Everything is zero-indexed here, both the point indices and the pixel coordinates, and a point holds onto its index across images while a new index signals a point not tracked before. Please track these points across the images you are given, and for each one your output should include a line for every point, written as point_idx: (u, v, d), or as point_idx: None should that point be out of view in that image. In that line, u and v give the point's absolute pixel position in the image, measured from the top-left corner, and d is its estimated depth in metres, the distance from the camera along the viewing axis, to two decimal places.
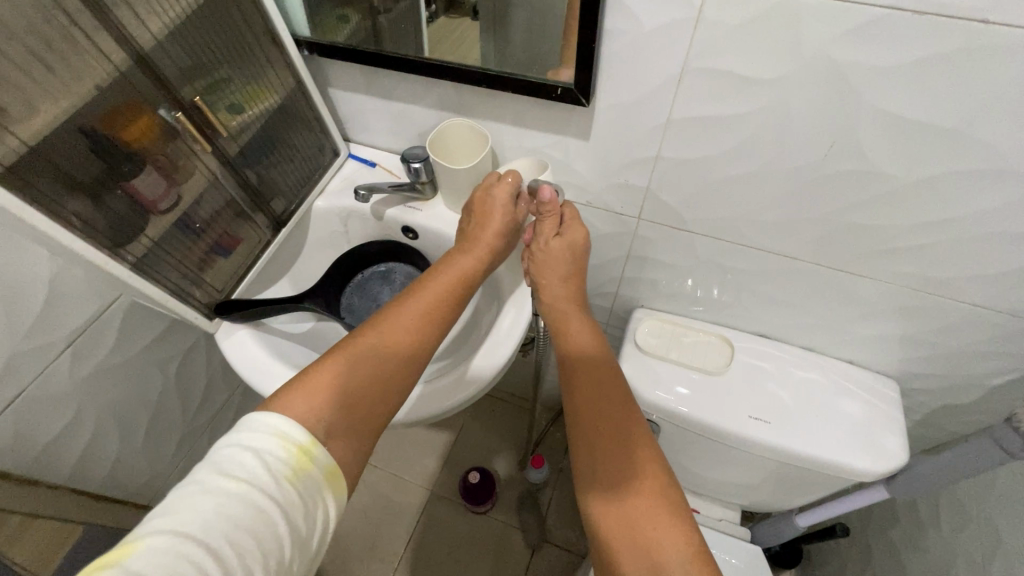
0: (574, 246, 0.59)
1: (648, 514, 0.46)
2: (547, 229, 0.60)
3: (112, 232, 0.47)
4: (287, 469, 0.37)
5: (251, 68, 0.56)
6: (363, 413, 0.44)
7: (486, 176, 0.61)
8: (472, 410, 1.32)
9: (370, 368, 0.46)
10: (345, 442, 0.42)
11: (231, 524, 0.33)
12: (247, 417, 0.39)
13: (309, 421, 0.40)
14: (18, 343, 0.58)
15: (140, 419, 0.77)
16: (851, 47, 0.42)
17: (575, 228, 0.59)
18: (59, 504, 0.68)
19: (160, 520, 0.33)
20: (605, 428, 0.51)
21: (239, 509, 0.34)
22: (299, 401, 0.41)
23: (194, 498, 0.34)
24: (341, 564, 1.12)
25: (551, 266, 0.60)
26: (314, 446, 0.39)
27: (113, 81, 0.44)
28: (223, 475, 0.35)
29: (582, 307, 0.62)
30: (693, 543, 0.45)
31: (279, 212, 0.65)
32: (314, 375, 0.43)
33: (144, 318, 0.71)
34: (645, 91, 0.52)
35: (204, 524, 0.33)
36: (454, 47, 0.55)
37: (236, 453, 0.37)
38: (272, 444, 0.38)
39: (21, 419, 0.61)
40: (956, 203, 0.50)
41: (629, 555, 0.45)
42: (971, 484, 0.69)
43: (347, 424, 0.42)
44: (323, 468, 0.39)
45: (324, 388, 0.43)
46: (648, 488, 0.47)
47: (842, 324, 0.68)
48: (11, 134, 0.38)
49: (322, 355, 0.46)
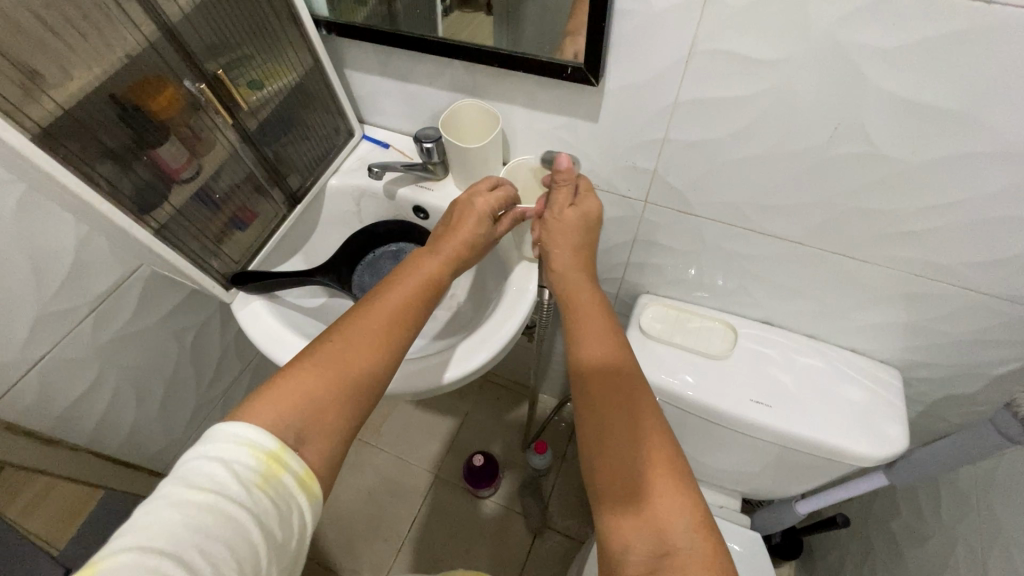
0: (587, 216, 0.61)
1: (652, 486, 0.46)
2: (561, 200, 0.61)
3: (137, 197, 0.49)
4: (257, 476, 0.38)
5: (271, 46, 0.58)
6: (343, 409, 0.44)
7: (474, 186, 0.63)
8: (478, 396, 1.34)
9: (351, 362, 0.47)
10: (321, 445, 0.42)
11: (201, 535, 0.34)
12: (215, 428, 0.39)
13: (278, 429, 0.41)
14: (44, 305, 0.60)
15: (155, 389, 0.80)
16: (857, 27, 0.43)
17: (590, 200, 0.62)
18: (76, 465, 0.72)
19: (126, 538, 0.33)
20: (615, 402, 0.51)
21: (208, 519, 0.34)
22: (268, 409, 0.41)
23: (160, 513, 0.34)
24: (345, 541, 1.15)
25: (564, 235, 0.61)
26: (284, 452, 0.40)
27: (143, 51, 0.46)
28: (190, 487, 0.35)
29: (592, 279, 0.63)
30: (697, 514, 0.45)
31: (295, 188, 0.67)
32: (301, 368, 0.45)
33: (163, 288, 0.74)
34: (654, 72, 0.53)
35: (172, 537, 0.33)
36: (470, 33, 0.56)
37: (204, 464, 0.37)
38: (240, 452, 0.38)
39: (44, 381, 0.64)
40: (961, 187, 0.50)
41: (631, 522, 0.46)
42: (973, 474, 0.69)
43: (321, 426, 0.43)
44: (294, 475, 0.39)
45: (300, 389, 0.43)
46: (655, 463, 0.47)
47: (845, 311, 0.69)
48: (47, 97, 0.41)
49: (302, 352, 0.46)
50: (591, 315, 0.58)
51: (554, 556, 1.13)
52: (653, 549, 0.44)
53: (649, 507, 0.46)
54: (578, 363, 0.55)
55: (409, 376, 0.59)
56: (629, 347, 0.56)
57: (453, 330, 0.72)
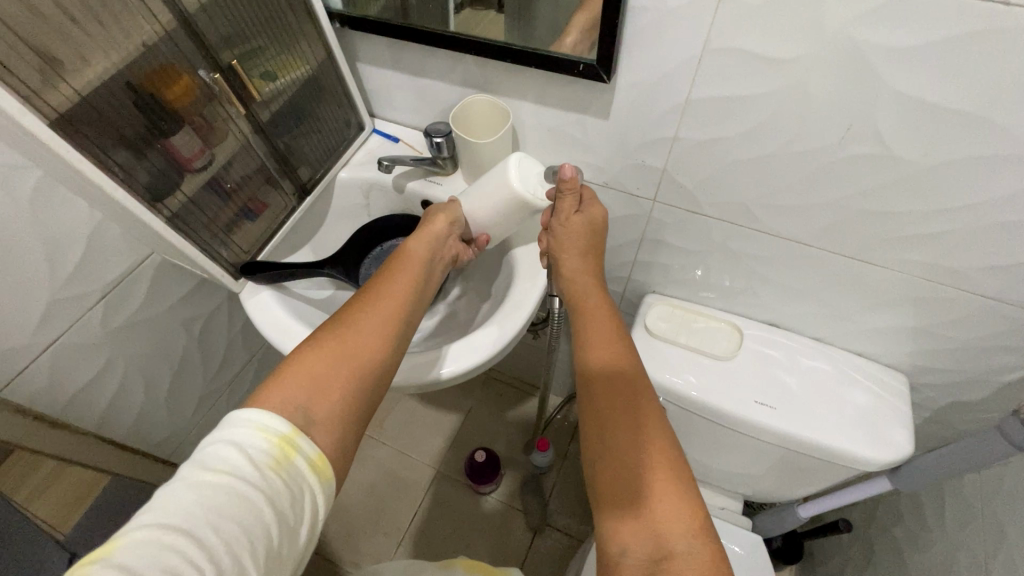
0: (593, 222, 0.61)
1: (651, 488, 0.46)
2: (565, 208, 0.60)
3: (150, 185, 0.50)
4: (270, 459, 0.38)
5: (286, 39, 0.58)
6: (348, 393, 0.45)
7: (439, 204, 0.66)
8: (480, 393, 1.34)
9: (354, 350, 0.47)
10: (331, 430, 0.42)
11: (215, 513, 0.34)
12: (231, 414, 0.40)
13: (287, 411, 0.41)
14: (57, 290, 0.61)
15: (163, 376, 0.80)
16: (870, 28, 0.43)
17: (595, 207, 0.62)
18: (86, 450, 0.72)
19: (145, 516, 0.33)
20: (615, 401, 0.52)
21: (223, 499, 0.34)
22: (276, 395, 0.42)
23: (177, 494, 0.34)
24: (346, 534, 1.15)
25: (572, 241, 0.61)
26: (297, 436, 0.40)
27: (159, 40, 0.47)
28: (206, 469, 0.36)
29: (598, 282, 0.63)
30: (697, 518, 0.45)
31: (305, 179, 0.67)
32: (309, 355, 0.45)
33: (172, 276, 0.74)
34: (666, 70, 0.53)
35: (189, 516, 0.33)
36: (481, 29, 0.56)
37: (220, 448, 0.37)
38: (255, 437, 0.38)
39: (56, 364, 0.64)
40: (971, 192, 0.50)
41: (630, 526, 0.46)
42: (978, 481, 0.69)
43: (329, 411, 0.43)
44: (306, 458, 0.40)
45: (308, 372, 0.44)
46: (654, 465, 0.47)
47: (852, 314, 0.69)
48: (65, 83, 0.41)
49: (311, 338, 0.47)
50: (598, 315, 0.59)
51: (553, 554, 1.13)
52: (651, 553, 0.44)
53: (649, 512, 0.46)
54: (585, 366, 0.55)
55: (409, 368, 0.59)
56: (632, 350, 0.56)
57: (459, 326, 0.73)
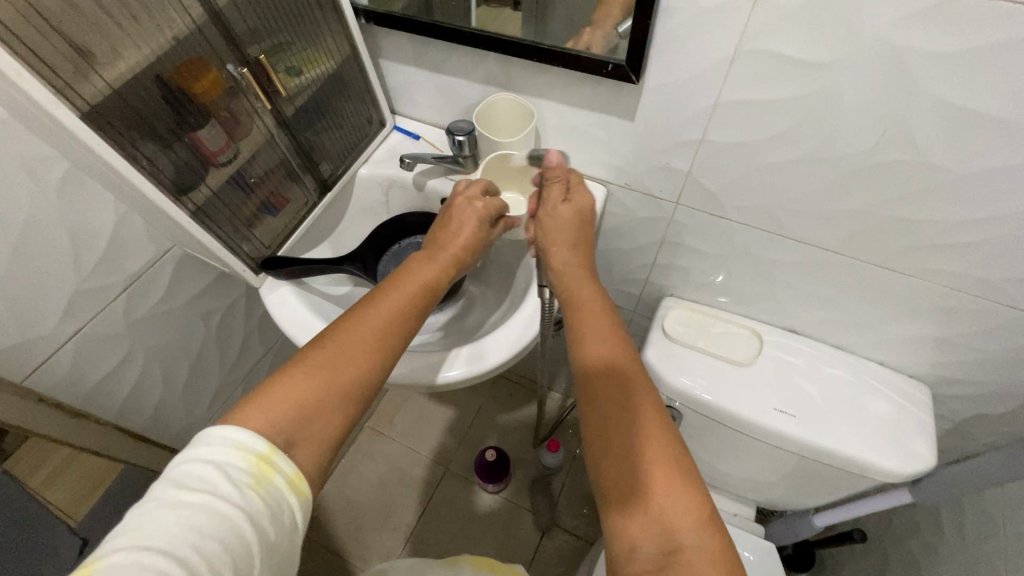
0: (580, 211, 0.62)
1: (653, 482, 0.45)
2: (553, 196, 0.62)
3: (176, 178, 0.50)
4: (249, 477, 0.37)
5: (311, 35, 0.58)
6: (334, 416, 0.44)
7: (459, 186, 0.63)
8: (491, 392, 1.34)
9: (334, 372, 0.45)
10: (314, 447, 0.42)
11: (196, 533, 0.34)
12: (204, 432, 0.39)
13: (269, 432, 0.40)
14: (80, 281, 0.61)
15: (180, 369, 0.81)
16: (910, 33, 0.42)
17: (581, 195, 0.63)
18: (100, 438, 0.73)
19: (121, 538, 0.33)
20: (612, 397, 0.50)
21: (202, 519, 0.34)
22: (260, 412, 0.41)
23: (153, 515, 0.34)
24: (355, 530, 1.16)
25: (560, 231, 0.61)
26: (275, 454, 0.39)
27: (190, 34, 0.47)
28: (182, 488, 0.36)
29: (592, 276, 0.61)
30: (701, 510, 0.45)
31: (326, 175, 0.67)
32: (286, 385, 0.43)
33: (192, 269, 0.74)
34: (694, 72, 0.52)
35: (168, 537, 0.33)
36: (498, 25, 0.56)
37: (193, 467, 0.37)
38: (231, 455, 0.38)
39: (78, 356, 0.65)
40: (1006, 201, 0.49)
41: (638, 518, 0.45)
42: (1000, 495, 0.68)
43: (312, 431, 0.42)
44: (285, 476, 0.39)
45: (285, 400, 0.42)
46: (656, 462, 0.46)
47: (874, 322, 0.68)
48: (98, 76, 0.41)
49: (284, 367, 0.45)
50: (594, 310, 0.57)
51: (561, 555, 1.13)
52: (660, 546, 0.44)
53: (653, 503, 0.45)
54: (583, 364, 0.53)
55: (416, 370, 0.59)
56: (631, 346, 0.54)
57: (476, 326, 0.72)
